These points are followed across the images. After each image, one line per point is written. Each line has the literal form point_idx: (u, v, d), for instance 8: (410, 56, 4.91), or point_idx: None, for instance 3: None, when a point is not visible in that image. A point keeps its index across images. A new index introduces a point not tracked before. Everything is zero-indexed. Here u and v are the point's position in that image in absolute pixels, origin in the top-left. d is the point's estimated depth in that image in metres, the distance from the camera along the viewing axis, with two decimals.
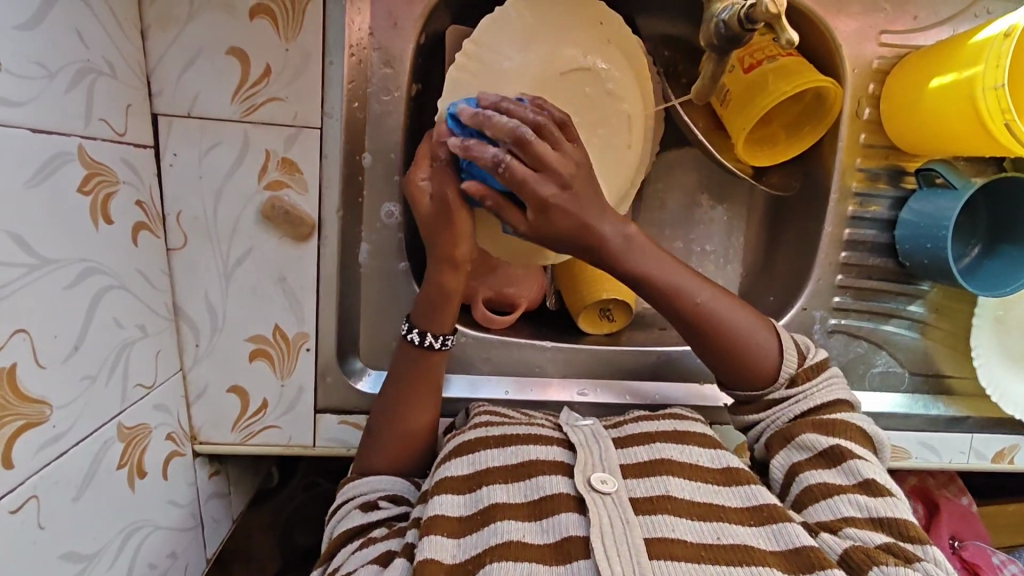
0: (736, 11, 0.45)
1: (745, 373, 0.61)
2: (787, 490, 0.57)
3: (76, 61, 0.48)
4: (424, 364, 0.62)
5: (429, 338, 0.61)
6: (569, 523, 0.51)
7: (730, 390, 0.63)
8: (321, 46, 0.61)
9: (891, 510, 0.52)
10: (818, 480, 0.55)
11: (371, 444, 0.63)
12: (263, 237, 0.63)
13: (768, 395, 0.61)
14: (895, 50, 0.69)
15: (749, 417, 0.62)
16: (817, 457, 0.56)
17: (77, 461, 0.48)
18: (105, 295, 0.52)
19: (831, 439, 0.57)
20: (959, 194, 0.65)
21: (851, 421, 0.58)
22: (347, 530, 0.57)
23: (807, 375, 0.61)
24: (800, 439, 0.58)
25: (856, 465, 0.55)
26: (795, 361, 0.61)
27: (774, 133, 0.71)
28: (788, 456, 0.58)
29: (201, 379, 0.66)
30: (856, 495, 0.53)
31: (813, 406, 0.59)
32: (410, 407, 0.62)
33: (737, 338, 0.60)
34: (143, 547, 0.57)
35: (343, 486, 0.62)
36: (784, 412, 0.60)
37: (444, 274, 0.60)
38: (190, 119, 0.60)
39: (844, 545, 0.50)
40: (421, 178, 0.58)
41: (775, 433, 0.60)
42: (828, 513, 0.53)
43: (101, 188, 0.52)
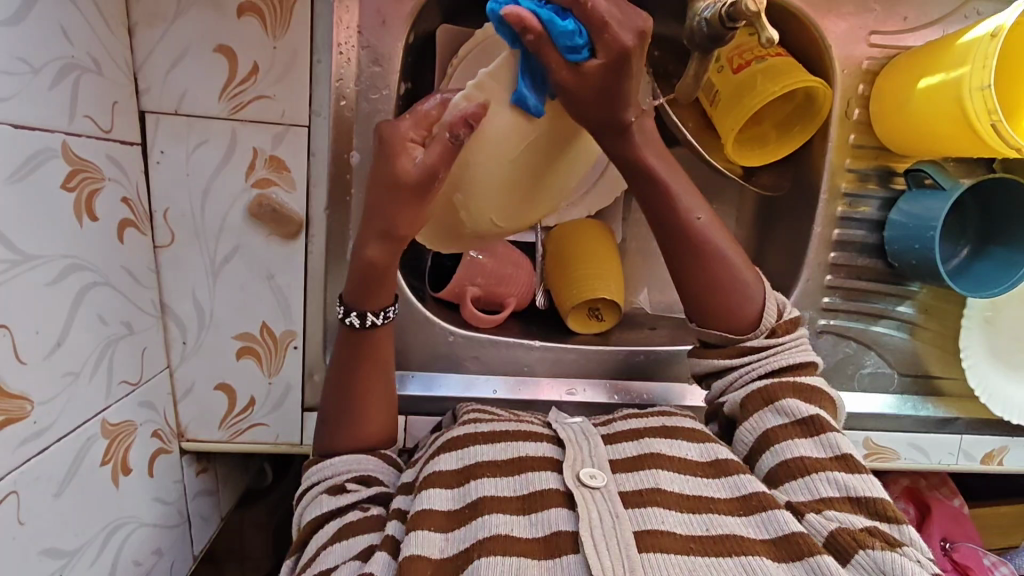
0: (717, 9, 0.44)
1: (720, 312, 0.61)
2: (760, 458, 0.56)
3: (61, 59, 0.48)
4: (362, 342, 0.61)
5: (370, 317, 0.59)
6: (558, 517, 0.51)
7: (701, 326, 0.62)
8: (309, 44, 0.61)
9: (868, 489, 0.52)
10: (796, 452, 0.54)
11: (328, 428, 0.62)
12: (250, 235, 0.63)
13: (745, 342, 0.60)
14: (884, 51, 0.69)
15: (724, 364, 0.61)
16: (795, 424, 0.56)
17: (59, 458, 0.48)
18: (89, 292, 0.52)
19: (809, 406, 0.56)
20: (948, 195, 0.65)
21: (822, 386, 0.59)
22: (316, 518, 0.57)
23: (785, 330, 0.61)
24: (779, 404, 0.57)
25: (834, 439, 0.54)
26: (774, 315, 0.61)
27: (764, 133, 0.71)
28: (762, 419, 0.57)
29: (188, 377, 0.66)
30: (835, 472, 0.53)
31: (786, 364, 0.59)
32: (367, 388, 0.61)
33: (725, 275, 0.60)
34: (127, 544, 0.57)
35: (308, 469, 0.61)
36: (759, 365, 0.60)
37: (375, 252, 0.54)
38: (177, 117, 0.60)
39: (830, 527, 0.50)
40: (408, 137, 0.47)
41: (749, 392, 0.59)
42: (806, 492, 0.52)
43: (86, 185, 0.52)
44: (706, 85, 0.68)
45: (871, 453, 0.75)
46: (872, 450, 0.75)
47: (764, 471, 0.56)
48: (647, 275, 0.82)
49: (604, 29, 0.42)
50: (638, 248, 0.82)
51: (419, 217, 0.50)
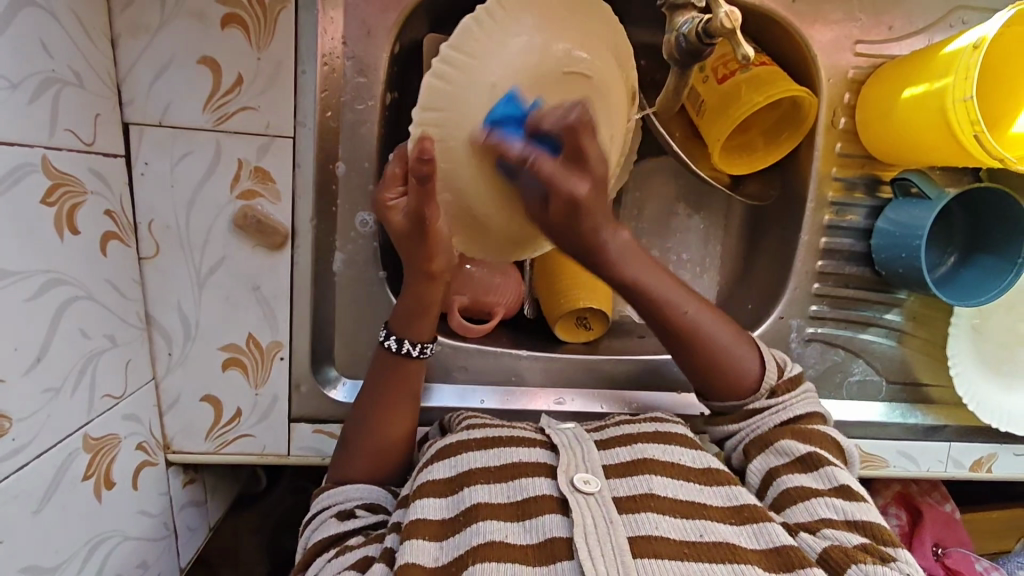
0: (695, 24, 0.44)
1: (724, 384, 0.61)
2: (764, 494, 0.57)
3: (41, 73, 0.48)
4: (400, 371, 0.62)
5: (407, 345, 0.61)
6: (552, 524, 0.51)
7: (706, 398, 0.63)
8: (294, 55, 0.61)
9: (866, 514, 0.52)
10: (795, 483, 0.55)
11: (347, 454, 0.62)
12: (236, 246, 0.63)
13: (745, 406, 0.61)
14: (870, 60, 0.69)
15: (731, 424, 0.62)
16: (794, 462, 0.57)
17: (39, 473, 0.48)
18: (71, 306, 0.52)
19: (809, 446, 0.57)
20: (934, 205, 0.65)
21: (824, 431, 0.59)
22: (320, 541, 0.57)
23: (785, 390, 0.61)
24: (778, 445, 0.58)
25: (832, 471, 0.55)
26: (775, 373, 0.62)
27: (752, 140, 0.71)
28: (766, 459, 0.58)
29: (174, 389, 0.66)
30: (834, 499, 0.53)
31: (789, 418, 0.60)
32: (385, 412, 0.62)
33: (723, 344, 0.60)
34: (110, 558, 0.57)
35: (319, 493, 0.61)
36: (762, 423, 0.60)
37: (423, 286, 0.58)
38: (161, 128, 0.60)
39: (823, 545, 0.50)
40: (388, 196, 0.52)
41: (752, 439, 0.60)
42: (806, 515, 0.53)
43: (67, 199, 0.51)
44: (692, 94, 0.68)
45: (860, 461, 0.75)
46: (862, 457, 0.75)
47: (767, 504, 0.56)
48: None
49: (551, 184, 0.45)
50: None
51: (436, 249, 0.54)
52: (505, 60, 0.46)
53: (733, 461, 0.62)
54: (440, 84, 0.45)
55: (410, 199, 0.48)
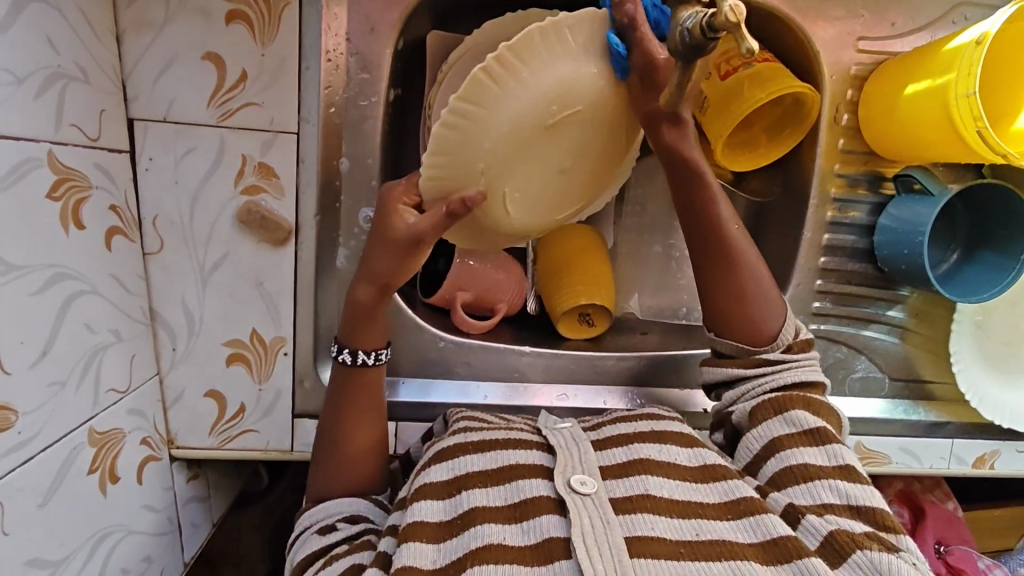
0: (699, 18, 0.42)
1: (744, 328, 0.61)
2: (763, 464, 0.57)
3: (46, 68, 0.48)
4: (355, 382, 0.61)
5: (361, 355, 0.60)
6: (549, 524, 0.51)
7: (718, 336, 0.63)
8: (298, 51, 0.61)
9: (869, 498, 0.52)
10: (800, 460, 0.55)
11: (317, 472, 0.62)
12: (240, 241, 0.63)
13: (758, 354, 0.61)
14: (873, 57, 0.69)
15: (735, 373, 0.62)
16: (801, 433, 0.56)
17: (45, 466, 0.49)
18: (77, 300, 0.52)
19: (817, 419, 0.57)
20: (937, 201, 0.65)
21: (831, 406, 0.59)
22: (305, 556, 0.57)
23: (799, 349, 0.62)
24: (789, 414, 0.57)
25: (838, 449, 0.55)
26: (792, 333, 0.62)
27: (755, 136, 0.71)
28: (771, 427, 0.57)
29: (178, 384, 0.66)
30: (836, 480, 0.53)
31: (797, 380, 0.60)
32: (349, 427, 0.61)
33: (749, 290, 0.61)
34: (115, 552, 0.57)
35: (301, 514, 0.61)
36: (771, 380, 0.60)
37: (375, 299, 0.57)
38: (165, 124, 0.60)
39: (829, 527, 0.50)
40: (402, 201, 0.53)
41: (760, 401, 0.59)
42: (808, 497, 0.53)
43: (73, 193, 0.52)
44: None
45: (863, 457, 0.75)
46: (865, 454, 0.75)
47: (766, 477, 0.56)
48: (638, 280, 0.82)
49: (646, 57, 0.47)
50: (629, 252, 0.82)
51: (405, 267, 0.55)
52: (514, 97, 0.46)
53: (729, 417, 0.62)
54: (453, 132, 0.47)
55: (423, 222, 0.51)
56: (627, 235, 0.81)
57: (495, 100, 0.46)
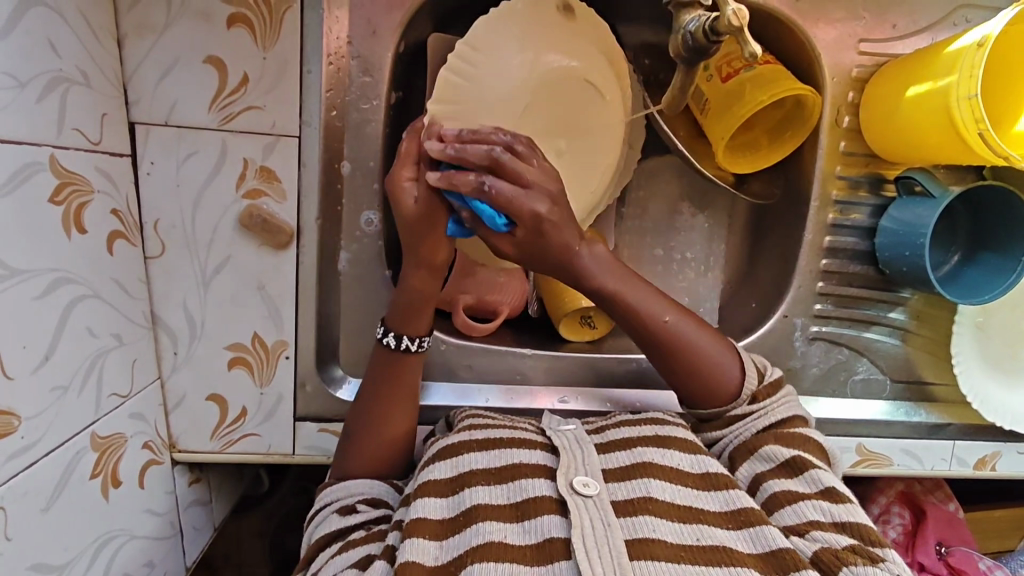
0: (701, 23, 0.44)
1: (703, 393, 0.62)
2: (752, 497, 0.57)
3: (48, 72, 0.48)
4: (395, 369, 0.61)
5: (406, 341, 0.61)
6: (550, 525, 0.51)
7: (692, 407, 0.63)
8: (300, 55, 0.61)
9: (852, 515, 0.52)
10: (782, 488, 0.55)
11: (347, 447, 0.62)
12: (241, 245, 0.63)
13: (728, 412, 0.61)
14: (874, 59, 0.69)
15: (712, 433, 0.62)
16: (779, 467, 0.57)
17: (48, 471, 0.48)
18: (79, 305, 0.52)
19: (791, 450, 0.57)
20: (938, 203, 0.65)
21: (808, 434, 0.59)
22: (322, 537, 0.57)
23: (766, 394, 0.62)
24: (761, 451, 0.58)
25: (817, 474, 0.55)
26: (756, 378, 0.62)
27: (756, 138, 0.71)
28: (752, 466, 0.58)
29: (179, 388, 0.66)
30: (820, 501, 0.53)
31: (772, 422, 0.60)
32: (387, 413, 0.61)
33: (700, 361, 0.61)
34: (117, 557, 0.57)
35: (320, 491, 0.61)
36: (743, 429, 0.60)
37: (421, 279, 0.58)
38: (167, 127, 0.60)
39: (814, 547, 0.50)
40: (403, 175, 0.55)
41: (737, 446, 0.60)
42: (793, 518, 0.53)
43: (75, 198, 0.52)
44: (696, 93, 0.68)
45: (864, 459, 0.75)
46: (866, 456, 0.75)
47: (752, 506, 0.56)
48: None
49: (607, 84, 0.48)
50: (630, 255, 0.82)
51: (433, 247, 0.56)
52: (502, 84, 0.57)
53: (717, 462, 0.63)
54: (454, 79, 0.56)
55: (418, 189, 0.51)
56: (628, 237, 0.80)
57: (470, 112, 0.56)
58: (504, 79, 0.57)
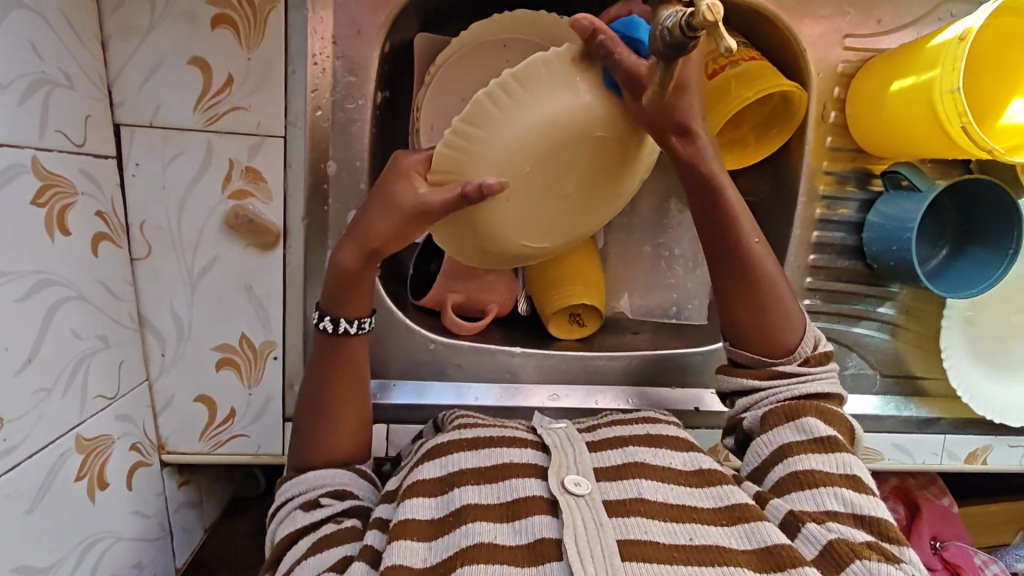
0: (678, 17, 0.40)
1: (760, 337, 0.61)
2: (771, 470, 0.57)
3: (30, 74, 0.48)
4: (336, 348, 0.61)
5: (343, 323, 0.60)
6: (542, 525, 0.51)
7: (734, 349, 0.63)
8: (284, 55, 0.61)
9: (872, 508, 0.52)
10: (808, 466, 0.54)
11: (301, 439, 0.62)
12: (228, 246, 0.63)
13: (773, 365, 0.61)
14: (860, 54, 0.69)
15: (752, 382, 0.61)
16: (811, 441, 0.56)
17: (32, 473, 0.48)
18: (63, 307, 0.52)
19: (828, 427, 0.57)
20: (924, 197, 0.66)
21: (843, 416, 0.59)
22: (292, 532, 0.56)
23: (817, 361, 0.62)
24: (800, 421, 0.57)
25: (847, 459, 0.54)
26: (810, 346, 0.62)
27: (743, 135, 0.71)
28: (781, 433, 0.57)
29: (168, 389, 0.66)
30: (842, 489, 0.53)
31: (814, 392, 0.60)
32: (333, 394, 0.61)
33: (771, 299, 0.61)
34: (104, 559, 0.57)
35: (283, 485, 0.60)
36: (786, 389, 0.60)
37: (354, 258, 0.56)
38: (152, 129, 0.60)
39: (829, 537, 0.50)
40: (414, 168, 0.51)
41: (772, 407, 0.59)
42: (812, 504, 0.53)
43: (58, 200, 0.52)
44: None
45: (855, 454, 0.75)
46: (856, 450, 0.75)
47: (774, 481, 0.56)
48: (629, 279, 0.82)
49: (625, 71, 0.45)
50: (619, 253, 0.82)
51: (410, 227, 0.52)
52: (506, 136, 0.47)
53: (741, 424, 0.62)
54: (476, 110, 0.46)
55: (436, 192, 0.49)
56: (617, 235, 0.81)
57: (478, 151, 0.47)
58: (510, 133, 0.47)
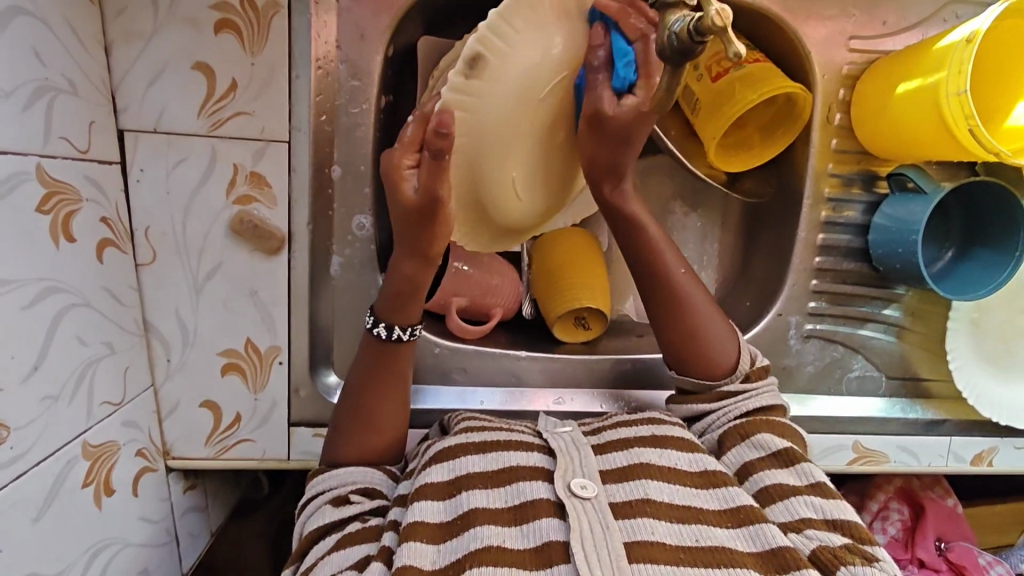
0: (686, 23, 0.40)
1: (700, 363, 0.63)
2: (739, 488, 0.57)
3: (34, 81, 0.48)
4: (387, 355, 0.61)
5: (397, 331, 0.60)
6: (549, 528, 0.51)
7: (682, 377, 0.64)
8: (288, 59, 0.61)
9: (842, 511, 0.52)
10: (774, 480, 0.55)
11: (336, 439, 0.62)
12: (233, 251, 0.63)
13: (718, 387, 0.63)
14: (864, 56, 0.69)
15: (702, 407, 0.63)
16: (770, 456, 0.57)
17: (40, 481, 0.48)
18: (69, 314, 0.52)
19: (782, 440, 0.58)
20: (930, 199, 0.65)
21: (793, 426, 0.61)
22: (318, 527, 0.56)
23: (757, 376, 0.64)
24: (754, 438, 0.58)
25: (808, 468, 0.55)
26: (748, 360, 0.64)
27: (747, 138, 0.71)
28: (742, 452, 0.58)
29: (173, 395, 0.66)
30: (811, 497, 0.53)
31: (762, 405, 0.62)
32: (376, 396, 0.62)
33: (702, 322, 0.63)
34: (111, 565, 0.57)
35: (310, 481, 0.60)
36: (730, 411, 0.61)
37: (414, 268, 0.56)
38: (156, 135, 0.60)
39: (812, 547, 0.50)
40: (404, 163, 0.49)
41: (727, 428, 0.61)
42: (788, 515, 0.52)
43: (63, 207, 0.51)
44: (687, 93, 0.68)
45: (861, 457, 0.75)
46: (862, 453, 0.75)
47: None
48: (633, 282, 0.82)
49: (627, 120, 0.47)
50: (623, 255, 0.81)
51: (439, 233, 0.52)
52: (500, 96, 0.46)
53: (700, 446, 0.63)
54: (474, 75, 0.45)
55: (424, 173, 0.48)
56: None
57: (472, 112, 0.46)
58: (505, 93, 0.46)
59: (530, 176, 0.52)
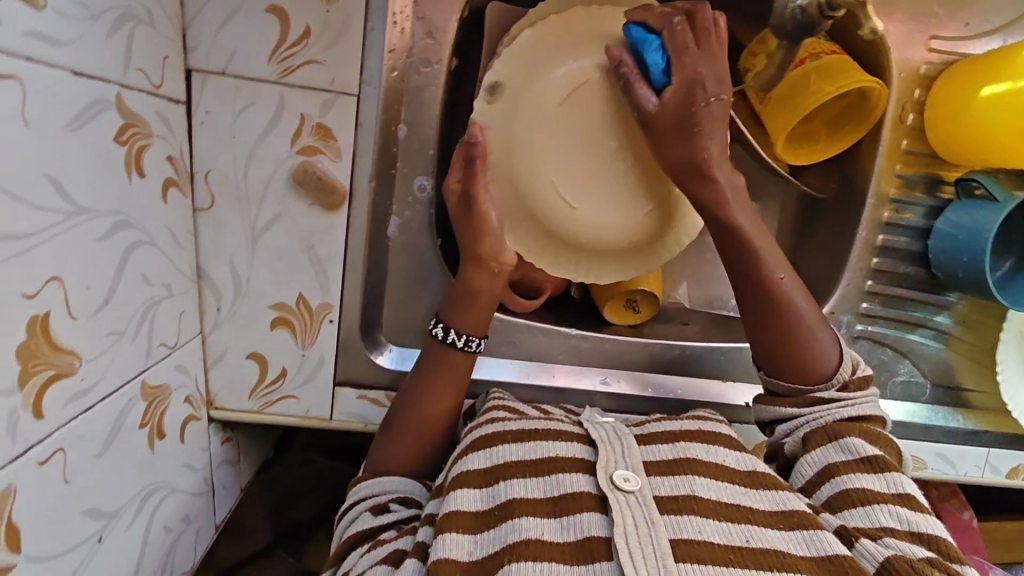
0: None
1: (796, 363, 0.61)
2: (817, 490, 0.56)
3: (117, 7, 0.47)
4: (442, 359, 0.62)
5: (452, 335, 0.62)
6: (591, 523, 0.50)
7: (772, 379, 0.62)
8: (364, 10, 0.59)
9: (930, 528, 0.51)
10: (857, 485, 0.54)
11: (384, 441, 0.63)
12: (292, 202, 0.62)
13: (812, 392, 0.60)
14: (944, 56, 0.68)
15: (787, 411, 0.61)
16: (859, 461, 0.55)
17: (103, 417, 0.48)
18: (135, 251, 0.51)
19: (875, 448, 0.56)
20: (1001, 207, 0.64)
21: (888, 437, 0.58)
22: (355, 534, 0.56)
23: (857, 387, 0.61)
24: (843, 441, 0.56)
25: (897, 478, 0.54)
26: (848, 369, 0.61)
27: (813, 131, 0.71)
28: (826, 453, 0.57)
29: (220, 344, 0.65)
30: (896, 506, 0.52)
31: (858, 415, 0.59)
32: (426, 395, 0.62)
33: (806, 327, 0.60)
34: (159, 510, 0.56)
35: (354, 487, 0.61)
36: (828, 413, 0.59)
37: (472, 273, 0.61)
38: (225, 77, 0.58)
39: (887, 553, 0.48)
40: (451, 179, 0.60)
41: (814, 428, 0.59)
42: (867, 521, 0.52)
43: (136, 140, 0.50)
44: None
45: None
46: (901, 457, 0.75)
47: (822, 500, 0.55)
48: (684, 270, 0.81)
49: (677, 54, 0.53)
50: None
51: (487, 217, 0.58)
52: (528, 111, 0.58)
53: (782, 448, 0.62)
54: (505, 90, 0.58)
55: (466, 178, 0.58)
56: None
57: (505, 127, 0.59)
58: (532, 109, 0.58)
59: (569, 177, 0.58)
